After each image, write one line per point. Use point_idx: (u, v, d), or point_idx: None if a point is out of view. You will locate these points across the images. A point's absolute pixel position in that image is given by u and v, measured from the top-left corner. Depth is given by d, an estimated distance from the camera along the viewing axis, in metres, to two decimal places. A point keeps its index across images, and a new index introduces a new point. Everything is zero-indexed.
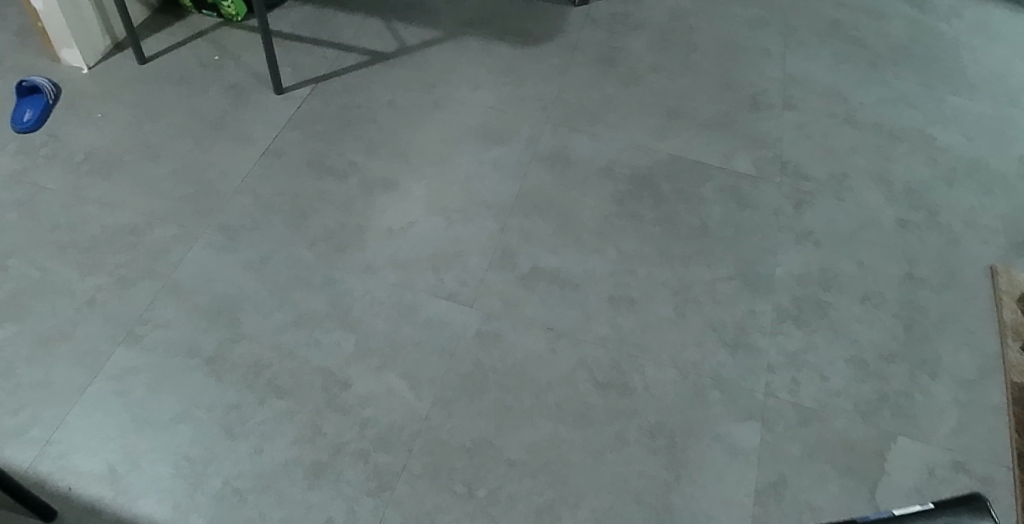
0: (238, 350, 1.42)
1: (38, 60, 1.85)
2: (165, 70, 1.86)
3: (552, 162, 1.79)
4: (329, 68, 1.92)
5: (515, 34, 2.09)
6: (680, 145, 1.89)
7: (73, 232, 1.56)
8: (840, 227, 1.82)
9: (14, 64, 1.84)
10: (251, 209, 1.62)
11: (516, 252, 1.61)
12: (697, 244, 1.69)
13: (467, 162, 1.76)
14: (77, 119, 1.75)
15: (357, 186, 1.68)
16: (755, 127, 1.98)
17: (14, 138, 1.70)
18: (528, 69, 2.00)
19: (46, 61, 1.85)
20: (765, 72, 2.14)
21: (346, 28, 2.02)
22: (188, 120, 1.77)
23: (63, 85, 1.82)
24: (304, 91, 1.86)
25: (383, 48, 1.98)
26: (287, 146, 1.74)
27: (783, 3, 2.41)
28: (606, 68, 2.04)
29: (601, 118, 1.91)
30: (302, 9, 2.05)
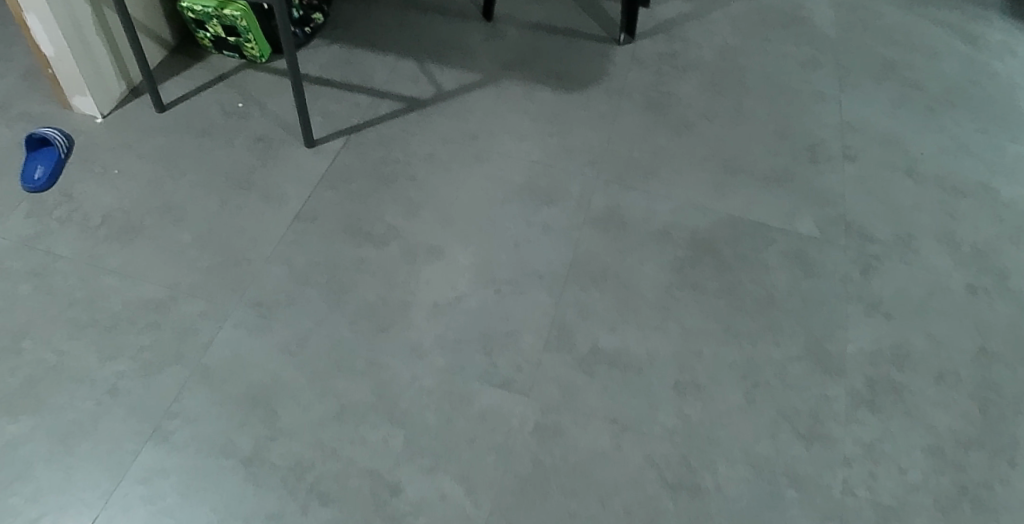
0: (277, 449, 1.29)
1: (51, 108, 1.75)
2: (186, 119, 1.74)
3: (607, 224, 1.66)
4: (362, 117, 1.80)
5: (557, 77, 1.97)
6: (740, 204, 1.77)
7: (92, 307, 1.44)
8: (909, 296, 1.70)
9: (25, 114, 1.73)
10: (285, 282, 1.49)
11: (573, 329, 1.48)
12: (764, 319, 1.57)
13: (515, 223, 1.63)
14: (93, 177, 1.63)
15: (399, 253, 1.55)
16: (814, 181, 1.87)
17: (26, 197, 1.59)
18: (574, 117, 1.88)
19: (58, 110, 1.74)
20: (821, 118, 2.03)
21: (378, 72, 1.91)
22: (212, 177, 1.64)
23: (77, 137, 1.70)
24: (337, 143, 1.74)
25: (419, 94, 1.87)
26: (324, 208, 1.61)
27: (834, 39, 2.29)
28: (656, 115, 1.92)
29: (655, 173, 1.79)
30: (330, 49, 1.94)
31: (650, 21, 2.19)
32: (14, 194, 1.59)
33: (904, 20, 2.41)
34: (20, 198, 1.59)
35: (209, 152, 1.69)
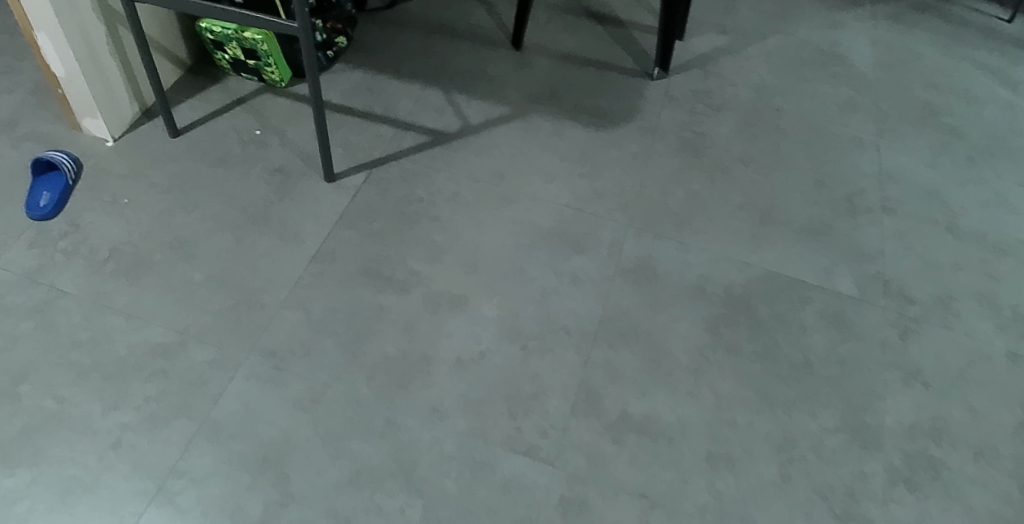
0: (287, 516, 1.21)
1: (60, 127, 1.68)
2: (201, 146, 1.67)
3: (638, 276, 1.58)
4: (384, 150, 1.72)
5: (588, 113, 1.90)
6: (776, 257, 1.69)
7: (96, 350, 1.36)
8: (949, 364, 1.60)
9: (35, 136, 1.66)
10: (301, 330, 1.41)
11: (602, 393, 1.40)
12: (800, 386, 1.49)
13: (543, 273, 1.55)
14: (101, 206, 1.56)
15: (421, 302, 1.48)
16: (852, 235, 1.79)
17: (30, 225, 1.52)
18: (605, 157, 1.80)
19: (69, 132, 1.67)
20: (859, 166, 1.95)
21: (402, 101, 1.83)
22: (226, 211, 1.57)
23: (87, 161, 1.63)
24: (358, 178, 1.66)
25: (445, 127, 1.79)
26: (343, 249, 1.54)
27: (872, 80, 2.21)
28: (690, 158, 1.85)
29: (688, 221, 1.71)
30: (353, 74, 1.87)
31: (684, 55, 2.12)
32: (18, 221, 1.52)
33: (943, 63, 2.32)
34: (24, 226, 1.52)
35: (224, 184, 1.61)
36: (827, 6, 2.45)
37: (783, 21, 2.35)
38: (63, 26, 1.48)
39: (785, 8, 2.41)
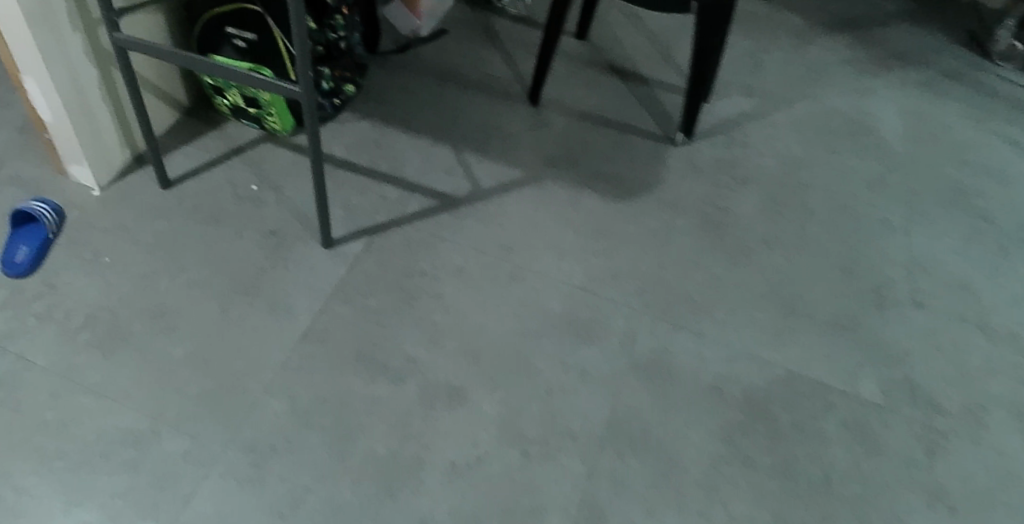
0: None
1: (44, 171, 1.58)
2: (193, 201, 1.56)
3: (652, 373, 1.47)
4: (387, 214, 1.61)
5: (606, 180, 1.79)
6: (798, 356, 1.58)
7: (62, 434, 1.26)
8: (977, 487, 1.46)
9: (19, 181, 1.56)
10: (285, 421, 1.31)
11: (606, 511, 1.29)
12: (820, 509, 1.38)
13: (549, 366, 1.44)
14: (80, 264, 1.45)
15: (417, 394, 1.37)
16: (878, 332, 1.68)
17: (3, 282, 1.42)
18: (622, 233, 1.69)
19: (54, 178, 1.57)
20: (887, 253, 1.84)
21: (410, 159, 1.72)
22: (214, 276, 1.46)
23: (70, 211, 1.53)
24: (357, 245, 1.54)
25: (453, 189, 1.68)
26: (337, 328, 1.43)
27: (900, 155, 2.09)
28: (712, 237, 1.74)
29: (708, 310, 1.60)
30: (359, 124, 1.76)
31: (708, 120, 2.02)
32: None
33: (979, 137, 2.19)
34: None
35: (214, 246, 1.50)
36: (858, 69, 2.34)
37: (811, 85, 2.25)
38: (50, 72, 1.37)
39: (815, 71, 2.30)
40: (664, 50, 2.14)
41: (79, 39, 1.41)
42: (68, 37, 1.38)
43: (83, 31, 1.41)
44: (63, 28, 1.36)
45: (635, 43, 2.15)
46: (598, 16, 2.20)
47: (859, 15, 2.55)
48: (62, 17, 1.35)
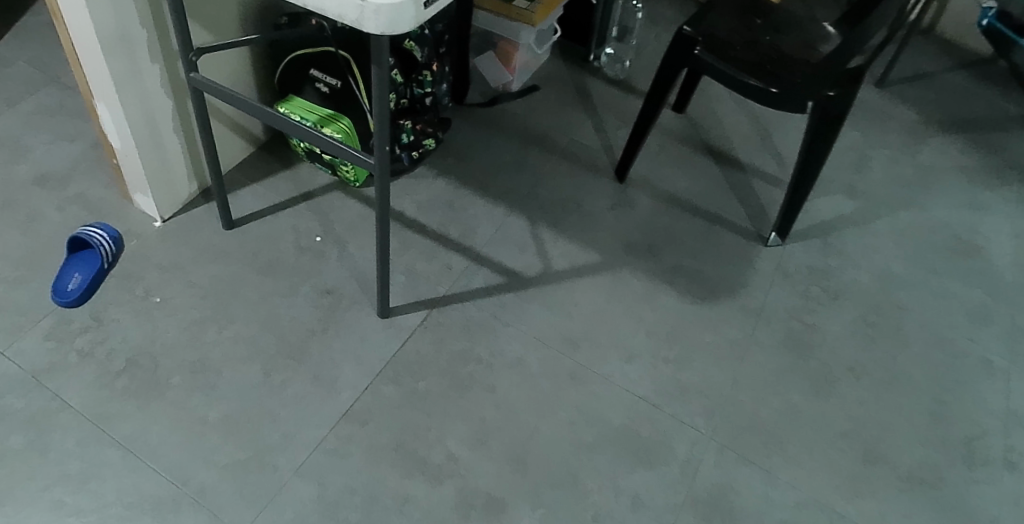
0: None
1: (111, 194, 1.54)
2: (253, 246, 1.49)
3: (710, 512, 1.34)
4: (450, 287, 1.50)
5: (687, 277, 1.65)
6: (875, 512, 1.42)
7: (81, 489, 1.20)
8: None
9: (86, 203, 1.53)
10: (309, 510, 1.22)
11: None
12: None
13: (600, 487, 1.32)
14: (130, 300, 1.40)
15: (453, 500, 1.26)
16: (966, 495, 1.48)
17: (51, 310, 1.38)
18: (697, 341, 1.55)
19: (120, 203, 1.53)
20: (986, 399, 1.64)
21: (482, 227, 1.61)
22: (261, 334, 1.39)
23: (129, 241, 1.48)
24: (414, 318, 1.45)
25: (523, 267, 1.56)
26: (380, 411, 1.33)
27: (1012, 283, 1.88)
28: (793, 358, 1.60)
29: (780, 446, 1.46)
30: (435, 182, 1.67)
31: (803, 223, 1.88)
32: (40, 303, 1.39)
33: None
34: (45, 310, 1.38)
35: (266, 299, 1.43)
36: (973, 180, 2.14)
37: (920, 191, 2.07)
38: (122, 103, 1.31)
39: (925, 175, 2.12)
40: (766, 135, 2.00)
41: (157, 70, 1.35)
42: (146, 68, 1.32)
43: (162, 62, 1.35)
44: (142, 60, 1.30)
45: (736, 122, 2.01)
46: (699, 88, 2.07)
47: (983, 115, 2.35)
48: (142, 49, 1.29)
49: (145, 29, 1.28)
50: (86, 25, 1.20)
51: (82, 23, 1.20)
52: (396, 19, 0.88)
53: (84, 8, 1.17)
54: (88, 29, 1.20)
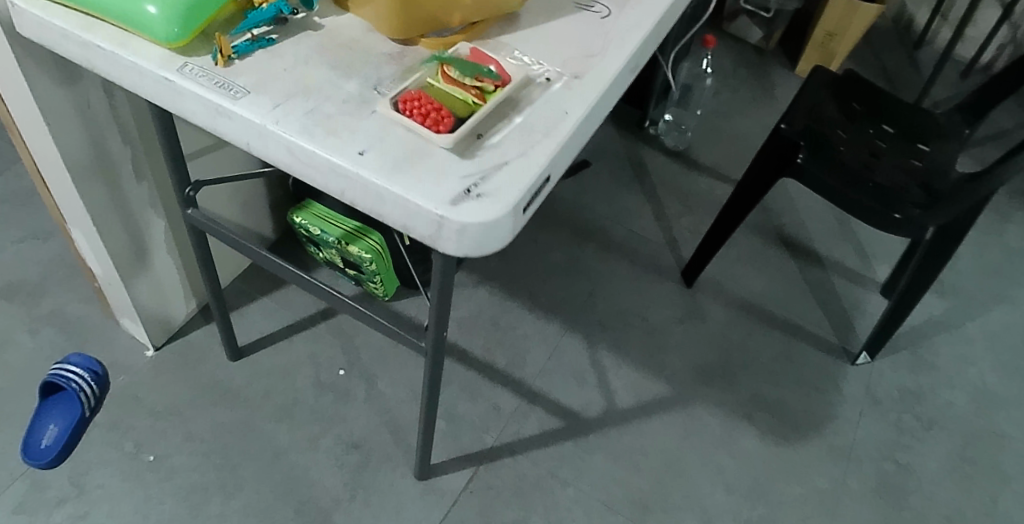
0: None
1: (95, 312, 1.32)
2: (266, 384, 1.28)
3: None
4: (498, 435, 1.29)
5: (767, 409, 1.42)
6: None
7: None
8: None
9: (67, 325, 1.30)
10: None
11: None
12: None
13: None
14: (118, 459, 1.18)
15: None
16: None
17: (21, 472, 1.15)
18: (783, 496, 1.32)
19: (107, 327, 1.30)
20: None
21: (533, 353, 1.40)
22: (276, 503, 1.17)
23: (116, 376, 1.26)
24: (460, 479, 1.23)
25: (581, 406, 1.35)
26: None
27: None
28: (887, 511, 1.34)
29: None
30: (477, 293, 1.46)
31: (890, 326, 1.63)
32: (7, 461, 1.16)
33: None
34: (14, 472, 1.15)
35: (281, 456, 1.21)
36: None
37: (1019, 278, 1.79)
38: (102, 235, 1.07)
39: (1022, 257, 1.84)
40: (844, 218, 1.75)
41: (146, 189, 1.10)
42: (131, 190, 1.08)
43: (151, 180, 1.10)
44: (125, 182, 1.06)
45: (811, 204, 1.77)
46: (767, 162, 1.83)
47: None
48: (125, 168, 1.05)
49: (129, 146, 1.03)
50: (50, 152, 0.95)
51: (46, 149, 0.95)
52: (484, 239, 0.61)
53: (47, 134, 0.92)
54: (53, 156, 0.96)
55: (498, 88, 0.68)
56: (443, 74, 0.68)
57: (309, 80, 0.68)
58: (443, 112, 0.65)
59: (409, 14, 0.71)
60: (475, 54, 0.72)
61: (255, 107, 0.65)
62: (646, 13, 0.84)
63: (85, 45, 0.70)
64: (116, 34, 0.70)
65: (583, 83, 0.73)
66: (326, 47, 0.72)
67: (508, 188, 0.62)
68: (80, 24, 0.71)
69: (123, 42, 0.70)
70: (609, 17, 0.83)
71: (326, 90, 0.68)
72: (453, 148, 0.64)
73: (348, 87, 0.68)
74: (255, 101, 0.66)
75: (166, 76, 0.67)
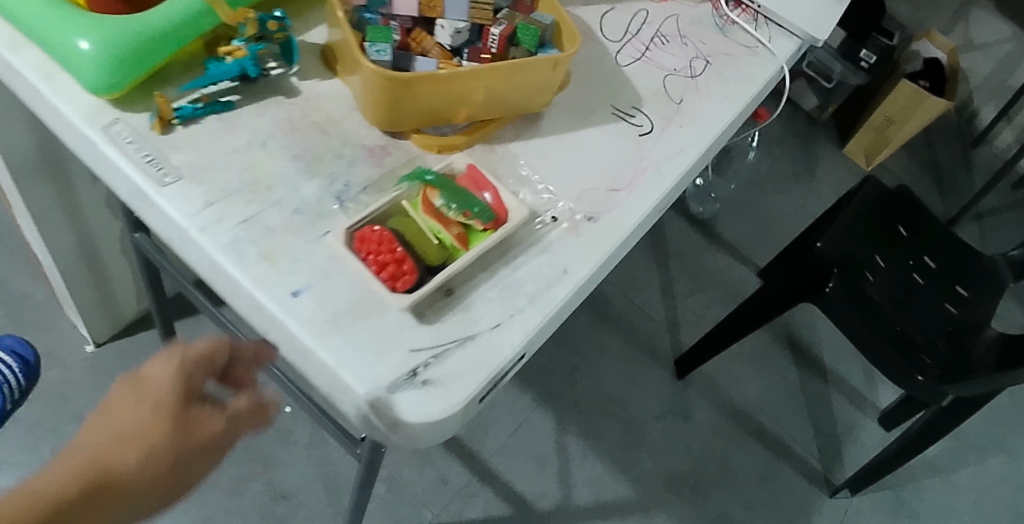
0: None
1: (41, 290, 1.21)
2: None
3: None
4: (439, 512, 1.19)
5: None
6: None
7: None
8: None
9: (9, 301, 1.19)
10: None
11: None
12: None
13: None
14: (32, 463, 1.08)
15: None
16: None
17: None
18: None
19: (51, 312, 1.20)
20: None
21: (498, 425, 1.30)
22: None
23: (48, 368, 1.16)
24: None
25: (535, 495, 1.25)
26: None
27: None
28: None
29: None
30: None
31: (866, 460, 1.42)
32: None
33: None
34: None
35: (203, 494, 1.11)
36: None
37: None
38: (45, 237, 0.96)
39: None
40: None
41: (101, 189, 0.97)
42: (84, 190, 0.95)
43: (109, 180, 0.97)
44: (78, 182, 0.93)
45: None
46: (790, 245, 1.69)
47: None
48: (78, 166, 0.92)
49: None
50: None
51: None
52: (421, 436, 0.50)
53: None
54: None
55: (488, 229, 0.55)
56: (424, 200, 0.55)
57: (262, 170, 0.55)
58: (405, 265, 0.51)
59: (402, 106, 0.57)
60: (473, 174, 0.58)
61: (184, 201, 0.53)
62: (694, 137, 0.69)
63: (6, 66, 0.56)
64: (44, 61, 0.56)
65: (595, 229, 0.60)
66: (296, 125, 0.59)
67: (466, 377, 0.50)
68: (4, 39, 0.56)
69: (49, 75, 0.56)
70: (650, 132, 0.68)
71: (277, 191, 0.55)
72: (411, 308, 0.51)
73: (305, 190, 0.55)
74: (186, 193, 0.53)
75: (90, 135, 0.54)
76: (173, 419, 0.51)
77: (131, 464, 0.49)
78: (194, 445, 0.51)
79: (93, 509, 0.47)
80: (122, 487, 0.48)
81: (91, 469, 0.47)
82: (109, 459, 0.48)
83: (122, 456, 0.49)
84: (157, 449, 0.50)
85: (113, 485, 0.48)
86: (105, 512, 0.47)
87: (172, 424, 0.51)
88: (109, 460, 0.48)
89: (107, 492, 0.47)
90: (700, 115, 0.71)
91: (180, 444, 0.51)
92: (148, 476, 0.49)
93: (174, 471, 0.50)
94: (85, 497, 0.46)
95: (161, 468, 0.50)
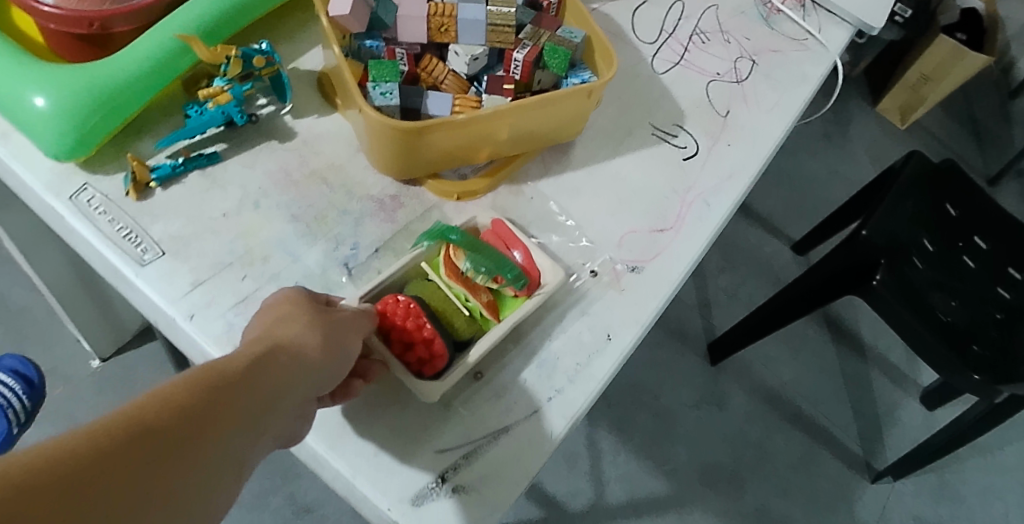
0: None
1: (41, 304, 1.03)
2: None
3: None
4: None
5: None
6: None
7: None
8: None
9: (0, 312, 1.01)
10: None
11: None
12: None
13: None
14: None
15: None
16: None
17: None
18: None
19: (48, 319, 1.02)
20: None
21: None
22: None
23: (52, 387, 0.98)
24: None
25: (568, 496, 1.10)
26: None
27: None
28: None
29: None
30: None
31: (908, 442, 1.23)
32: None
33: None
34: None
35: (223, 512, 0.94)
36: None
37: None
38: (39, 272, 0.77)
39: None
40: None
41: None
42: None
43: None
44: None
45: None
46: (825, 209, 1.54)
47: None
48: None
49: None
50: None
51: None
52: None
53: None
54: None
55: (521, 297, 0.48)
56: (447, 262, 0.48)
57: (254, 235, 0.48)
58: (436, 345, 0.44)
59: (417, 154, 0.50)
60: (500, 230, 0.51)
61: (167, 281, 0.46)
62: (743, 159, 0.61)
63: None
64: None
65: (637, 282, 0.52)
66: (293, 176, 0.51)
67: (499, 480, 0.44)
68: None
69: (5, 132, 0.49)
70: (695, 155, 0.60)
71: (274, 261, 0.48)
72: (438, 398, 0.45)
73: (307, 259, 0.48)
74: (172, 270, 0.46)
75: (55, 207, 0.47)
76: (320, 311, 0.41)
77: (299, 347, 0.38)
78: (350, 335, 0.41)
79: (271, 379, 0.35)
80: (293, 368, 0.37)
81: (261, 344, 0.37)
82: (269, 339, 0.37)
83: (284, 336, 0.38)
84: (320, 335, 0.39)
85: (290, 361, 0.37)
86: (284, 389, 0.35)
87: (321, 307, 0.41)
88: (270, 340, 0.37)
89: (281, 367, 0.36)
90: (750, 130, 0.63)
91: (337, 326, 0.40)
92: (318, 356, 0.38)
93: (340, 356, 0.39)
94: (261, 369, 0.35)
95: (328, 350, 0.39)
